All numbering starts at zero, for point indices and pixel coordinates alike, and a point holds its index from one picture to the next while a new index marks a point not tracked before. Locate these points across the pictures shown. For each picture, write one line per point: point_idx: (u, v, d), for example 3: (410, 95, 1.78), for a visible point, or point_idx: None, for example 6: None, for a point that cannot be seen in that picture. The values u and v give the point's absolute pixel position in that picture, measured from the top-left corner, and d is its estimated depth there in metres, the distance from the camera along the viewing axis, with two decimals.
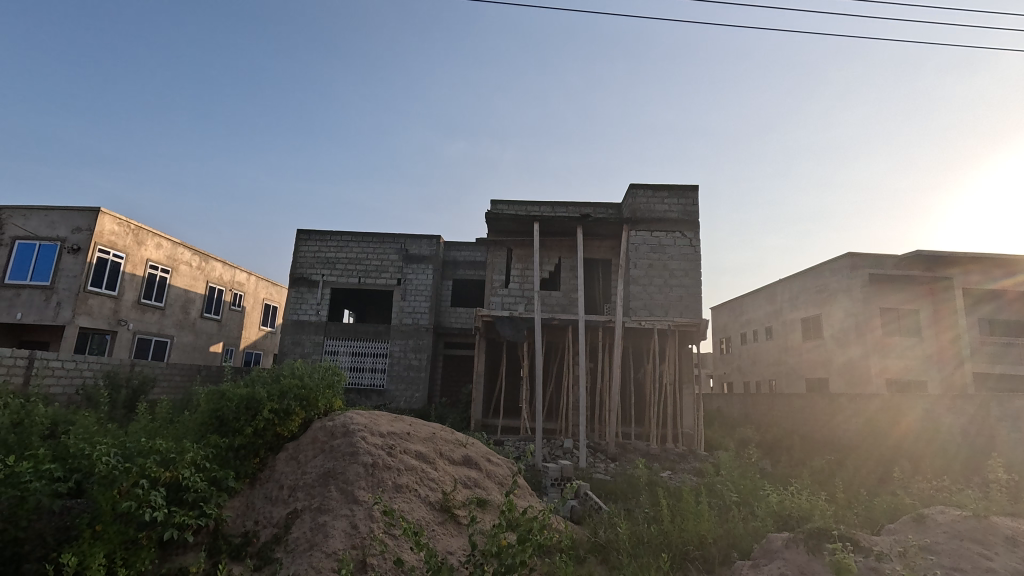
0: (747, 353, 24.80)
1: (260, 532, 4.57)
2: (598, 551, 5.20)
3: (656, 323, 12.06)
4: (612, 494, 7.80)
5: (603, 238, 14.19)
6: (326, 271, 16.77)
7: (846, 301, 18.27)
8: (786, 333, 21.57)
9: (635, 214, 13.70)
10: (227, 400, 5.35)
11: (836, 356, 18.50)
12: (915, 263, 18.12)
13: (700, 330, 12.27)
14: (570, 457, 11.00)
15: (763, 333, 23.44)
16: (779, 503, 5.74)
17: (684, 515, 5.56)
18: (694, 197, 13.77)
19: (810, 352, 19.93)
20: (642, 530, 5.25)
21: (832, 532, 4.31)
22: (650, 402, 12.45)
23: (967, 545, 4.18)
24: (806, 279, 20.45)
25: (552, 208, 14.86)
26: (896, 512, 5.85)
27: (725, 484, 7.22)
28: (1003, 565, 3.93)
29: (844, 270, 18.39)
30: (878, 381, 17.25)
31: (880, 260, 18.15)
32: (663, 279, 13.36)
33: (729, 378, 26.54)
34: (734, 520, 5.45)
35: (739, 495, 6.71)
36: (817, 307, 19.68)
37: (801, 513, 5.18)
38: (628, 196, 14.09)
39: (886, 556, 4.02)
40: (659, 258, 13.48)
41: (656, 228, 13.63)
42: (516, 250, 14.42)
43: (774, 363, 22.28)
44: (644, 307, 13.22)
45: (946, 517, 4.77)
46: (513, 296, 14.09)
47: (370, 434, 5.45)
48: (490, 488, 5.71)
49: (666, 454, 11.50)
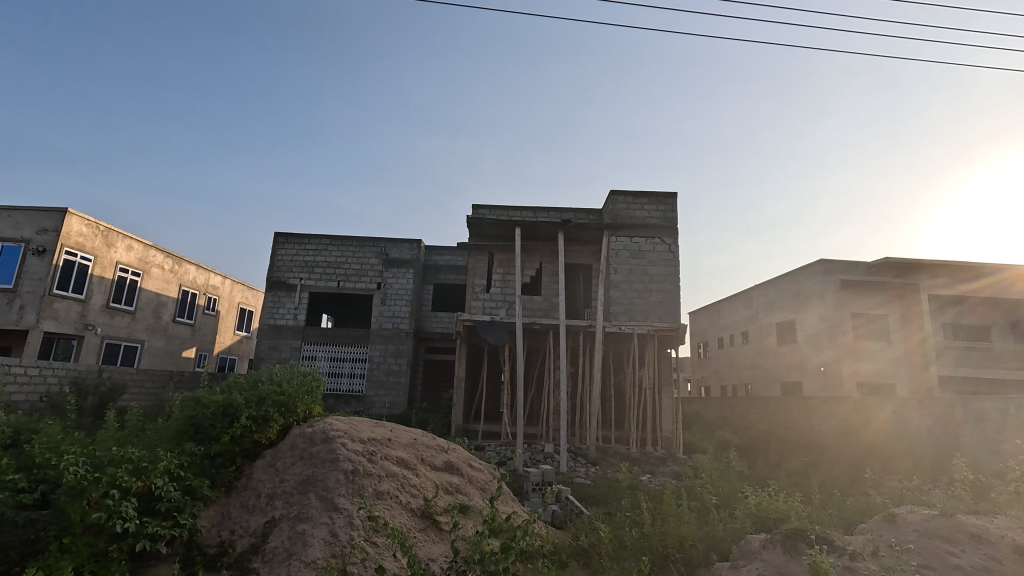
0: (724, 357, 25.23)
1: (236, 542, 4.43)
2: (580, 555, 5.21)
3: (637, 327, 12.22)
4: (593, 498, 7.84)
5: (585, 243, 14.33)
6: (304, 274, 16.52)
7: (819, 306, 18.78)
8: (762, 338, 22.03)
9: (617, 219, 13.85)
10: (203, 407, 5.23)
11: (810, 359, 18.97)
12: (884, 269, 18.69)
13: (678, 334, 12.48)
14: (551, 461, 11.05)
15: (739, 338, 23.91)
16: (757, 504, 5.84)
17: (665, 518, 5.60)
18: (674, 203, 13.97)
19: (786, 356, 20.39)
20: (624, 535, 5.28)
21: (808, 534, 4.37)
22: (630, 407, 12.59)
23: (936, 543, 4.32)
24: (781, 284, 20.94)
25: (534, 213, 14.93)
26: (866, 511, 6.03)
27: (705, 487, 7.33)
28: (970, 561, 4.07)
29: (818, 277, 18.90)
30: (849, 383, 17.75)
31: (852, 267, 18.72)
32: (643, 284, 13.52)
33: (707, 382, 27.01)
34: (714, 523, 5.54)
35: (718, 497, 6.82)
36: (791, 311, 20.16)
37: (779, 514, 5.30)
38: (609, 202, 14.29)
39: (861, 555, 4.13)
40: (639, 262, 13.64)
41: (636, 234, 13.78)
42: (498, 255, 14.43)
43: (750, 366, 22.74)
44: (624, 312, 13.35)
45: (916, 516, 4.90)
46: (495, 301, 14.13)
47: (350, 440, 5.39)
48: (472, 494, 5.67)
49: (646, 457, 11.62)
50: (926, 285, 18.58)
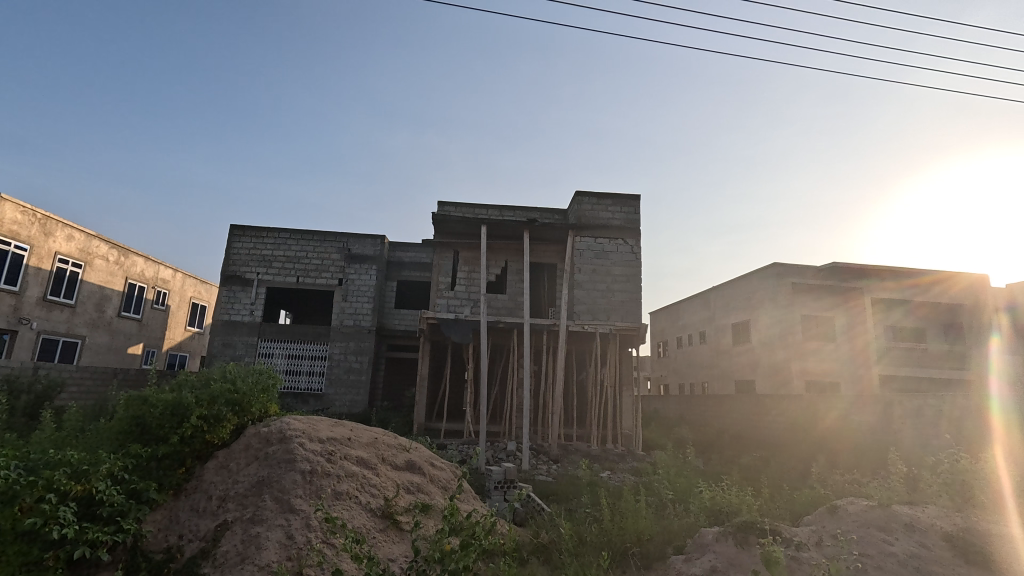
0: (682, 356, 25.98)
1: (185, 546, 4.25)
2: (540, 552, 5.27)
3: (599, 327, 12.43)
4: (554, 495, 7.93)
5: (550, 243, 14.46)
6: (261, 269, 15.97)
7: (772, 307, 19.59)
8: (718, 338, 22.80)
9: (582, 220, 14.03)
10: (150, 407, 4.99)
11: (763, 359, 19.78)
12: (832, 273, 19.66)
13: (639, 334, 12.76)
14: (514, 459, 11.11)
15: (697, 338, 24.66)
16: (711, 498, 6.05)
17: (624, 514, 5.73)
18: (637, 205, 14.26)
19: (740, 355, 21.17)
20: (584, 531, 5.37)
21: (758, 526, 4.56)
22: (591, 405, 12.80)
23: (874, 532, 4.59)
24: (737, 286, 21.72)
25: (500, 211, 14.94)
26: (810, 503, 6.35)
27: (662, 483, 7.53)
28: (902, 548, 4.35)
29: (771, 280, 19.71)
30: (798, 381, 18.60)
31: (802, 270, 19.61)
32: (606, 284, 13.75)
33: (666, 380, 27.75)
34: (670, 517, 5.70)
35: (674, 493, 7.02)
36: (746, 313, 20.96)
37: (731, 508, 5.51)
38: (574, 202, 14.46)
39: (805, 545, 4.35)
40: (603, 263, 13.86)
41: (600, 235, 14.00)
42: (463, 252, 14.36)
43: (707, 365, 23.50)
44: (587, 311, 13.55)
45: (855, 507, 5.19)
46: (459, 299, 14.08)
47: (309, 439, 5.26)
48: (434, 493, 5.63)
49: (606, 454, 11.84)
50: (869, 289, 19.67)
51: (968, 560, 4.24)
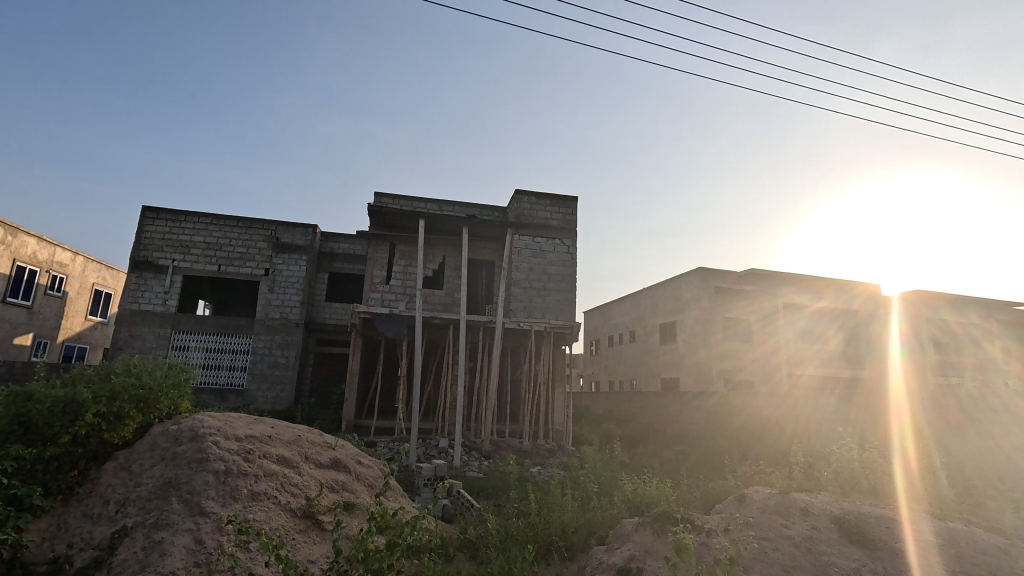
0: (613, 354, 26.95)
1: (75, 556, 3.87)
2: (467, 547, 5.29)
3: (534, 324, 12.62)
4: (483, 491, 7.98)
5: (488, 240, 14.48)
6: (177, 255, 14.83)
7: (696, 309, 20.74)
8: (646, 337, 23.84)
9: (521, 219, 14.17)
10: (36, 404, 4.52)
11: (686, 358, 20.91)
12: (750, 279, 21.11)
13: (572, 332, 13.07)
14: (445, 455, 11.06)
15: (627, 337, 25.65)
16: (633, 490, 6.33)
17: (550, 508, 5.86)
18: (574, 207, 14.59)
19: (666, 354, 22.26)
20: (511, 525, 5.45)
21: (673, 515, 4.83)
22: (524, 401, 12.98)
23: (774, 518, 5.00)
24: (665, 288, 22.80)
25: (439, 206, 14.77)
26: (721, 493, 6.81)
27: (588, 477, 7.79)
28: (797, 531, 4.77)
29: (696, 283, 20.86)
30: (716, 379, 19.84)
31: (724, 276, 20.91)
32: (542, 283, 13.97)
33: (597, 378, 28.66)
34: (594, 509, 5.91)
35: (599, 486, 7.28)
36: (672, 314, 22.06)
37: (650, 499, 5.80)
38: (513, 201, 14.56)
39: (714, 532, 4.65)
40: (539, 262, 14.07)
41: (538, 234, 14.20)
42: (399, 246, 14.08)
43: (636, 363, 24.51)
44: (523, 309, 13.71)
45: (760, 495, 5.62)
46: (394, 293, 13.80)
47: (224, 437, 4.95)
48: (359, 492, 5.48)
49: (537, 450, 12.06)
50: (781, 294, 21.30)
51: (851, 540, 4.73)
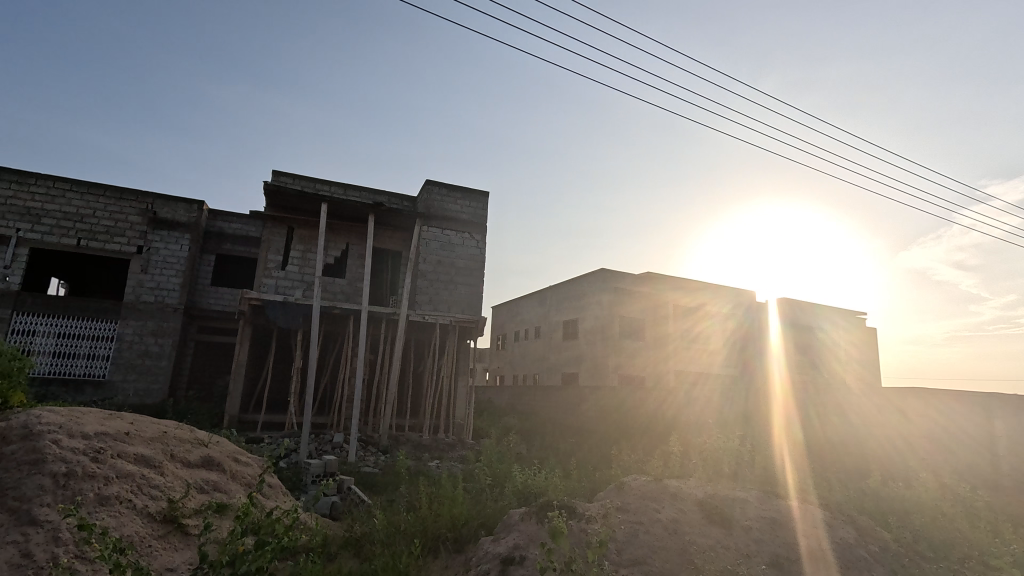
0: (518, 349, 27.55)
1: None
2: (352, 545, 5.12)
3: (439, 318, 12.51)
4: (376, 486, 7.78)
5: (395, 230, 14.09)
6: (24, 225, 12.93)
7: (597, 308, 21.79)
8: (550, 334, 24.65)
9: (430, 210, 13.96)
10: None
11: (586, 354, 21.92)
12: (646, 282, 22.60)
13: (477, 326, 13.12)
14: (339, 451, 10.62)
15: (532, 333, 26.33)
16: (524, 481, 6.52)
17: (442, 501, 5.85)
18: (485, 202, 14.65)
19: (568, 351, 23.18)
20: (400, 520, 5.37)
21: (557, 504, 5.03)
22: (426, 395, 12.82)
23: (648, 502, 5.42)
24: (569, 287, 23.70)
25: (345, 190, 14.10)
26: (606, 481, 7.24)
27: (483, 469, 7.89)
28: (666, 514, 5.22)
29: (598, 283, 21.92)
30: (612, 375, 21.02)
31: (623, 277, 22.20)
32: (449, 277, 13.87)
33: (501, 372, 29.13)
34: (485, 501, 6.01)
35: (493, 478, 7.42)
36: (575, 312, 23.00)
37: (538, 489, 6.01)
38: (424, 191, 14.30)
39: (592, 517, 4.92)
40: (448, 255, 13.95)
41: (447, 226, 14.07)
42: (298, 230, 13.24)
43: (539, 359, 25.26)
44: (428, 302, 13.52)
45: (638, 482, 6.05)
46: (290, 280, 12.97)
47: (67, 436, 4.36)
48: (233, 491, 5.08)
49: (436, 444, 11.98)
50: (672, 297, 23.03)
51: (710, 520, 5.26)
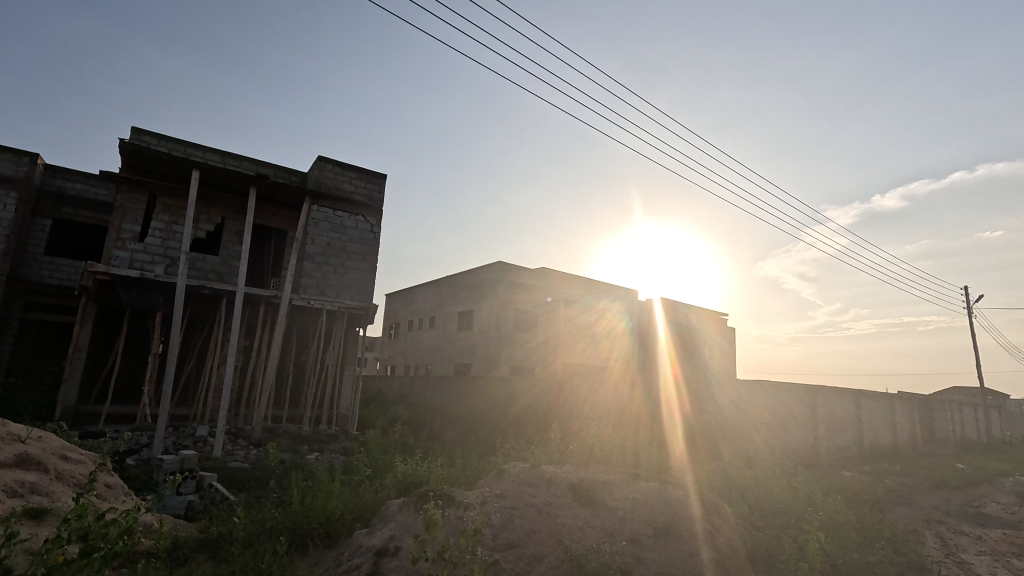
0: (411, 339, 27.05)
1: None
2: (208, 547, 4.67)
3: (326, 303, 11.82)
4: (243, 482, 7.18)
5: (280, 206, 13.04)
6: None
7: (492, 300, 22.08)
8: (444, 324, 24.52)
9: (321, 189, 13.12)
10: None
11: (479, 346, 22.12)
12: (540, 276, 23.36)
13: (368, 314, 12.62)
14: (202, 445, 9.64)
15: (426, 322, 26.01)
16: (405, 472, 6.42)
17: (315, 495, 5.56)
18: (382, 185, 14.12)
19: (461, 341, 23.24)
20: (266, 518, 5.00)
21: (436, 493, 5.02)
22: (308, 384, 12.08)
23: (525, 488, 5.62)
24: (466, 278, 23.73)
25: (222, 158, 12.73)
26: (488, 469, 7.39)
27: (364, 461, 7.64)
28: (542, 498, 5.46)
29: (494, 275, 22.20)
30: (503, 366, 21.46)
31: (519, 271, 22.73)
32: (339, 260, 13.15)
33: (393, 361, 28.44)
34: (363, 493, 5.82)
35: (374, 470, 7.21)
36: (471, 303, 23.10)
37: (419, 479, 5.96)
38: (314, 167, 13.40)
39: (471, 504, 4.99)
40: (338, 237, 13.21)
41: (339, 207, 13.31)
42: (162, 198, 11.72)
43: (432, 349, 25.04)
44: (315, 286, 12.71)
45: (518, 469, 6.24)
46: (150, 254, 11.44)
47: None
48: (57, 494, 4.37)
49: (317, 435, 11.36)
50: (564, 292, 24.03)
51: (581, 502, 5.60)
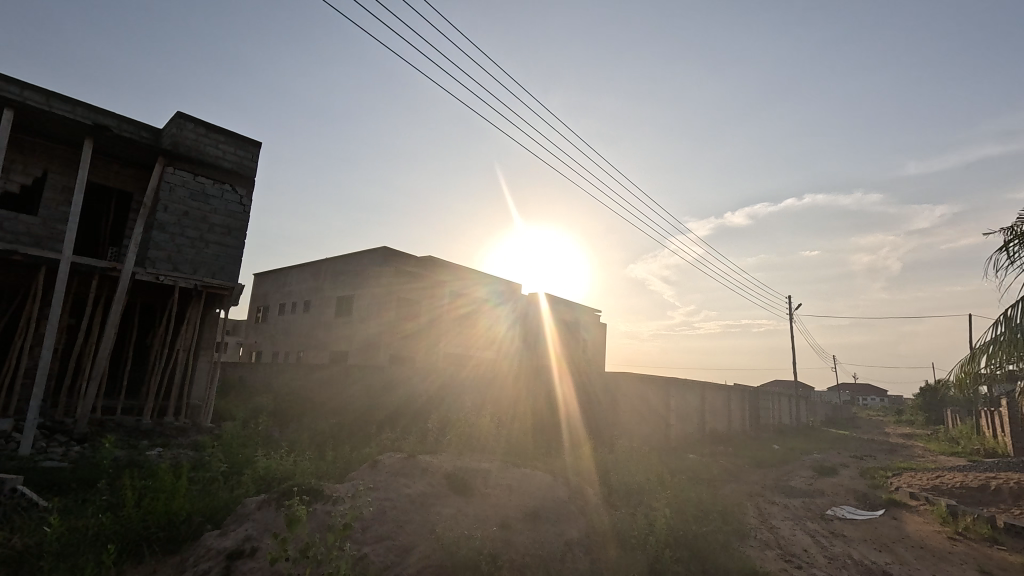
0: (281, 323, 25.05)
1: None
2: (7, 564, 3.89)
3: (180, 280, 10.45)
4: (58, 486, 6.08)
5: (125, 165, 11.21)
6: None
7: (374, 287, 21.23)
8: (321, 309, 23.08)
9: (178, 149, 11.54)
10: None
11: (358, 334, 21.18)
12: (427, 265, 23.01)
13: (231, 294, 11.42)
14: (3, 442, 7.99)
15: (300, 306, 24.26)
16: (267, 467, 5.93)
17: (155, 496, 4.91)
18: (254, 153, 12.82)
19: (338, 328, 22.07)
20: (89, 526, 4.30)
21: (302, 488, 4.72)
22: (152, 370, 10.60)
23: (399, 479, 5.53)
24: (347, 262, 22.53)
25: (46, 100, 10.57)
26: (361, 460, 7.12)
27: (219, 456, 6.92)
28: (415, 489, 5.42)
29: (378, 261, 21.36)
30: (383, 355, 20.80)
31: (405, 259, 22.15)
32: (198, 232, 11.63)
33: (259, 347, 26.12)
34: (216, 492, 5.27)
35: (230, 465, 6.57)
36: (351, 288, 22.00)
37: (283, 474, 5.56)
38: (171, 124, 11.75)
39: (341, 498, 4.77)
40: (198, 206, 11.69)
41: (201, 173, 11.81)
42: None
43: (305, 334, 23.44)
44: (166, 260, 11.13)
45: (392, 460, 6.10)
46: None
47: None
48: None
49: (161, 429, 10.03)
50: (450, 283, 23.88)
51: (455, 491, 5.65)
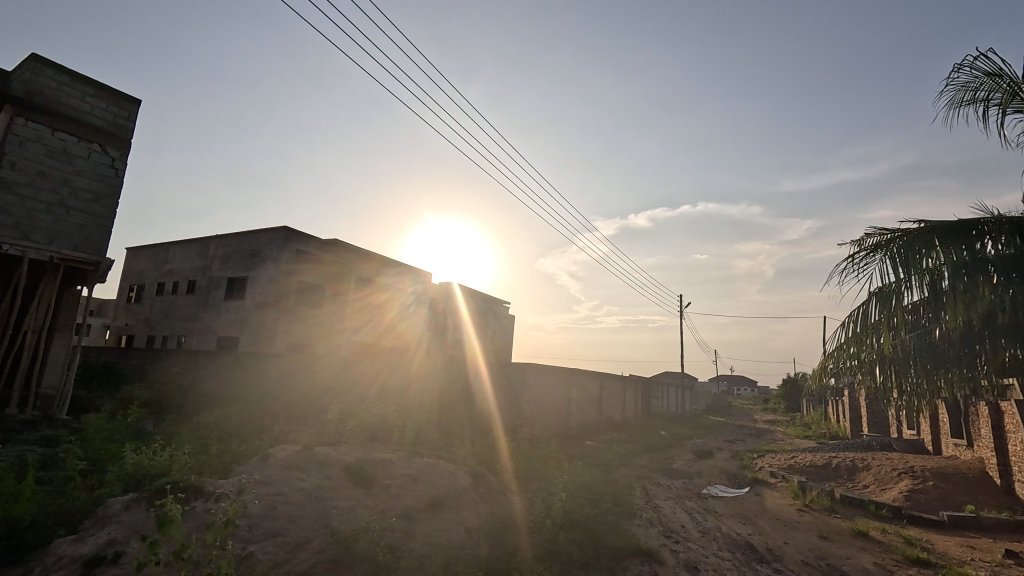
0: (160, 305, 22.51)
1: None
2: None
3: (30, 251, 8.99)
4: None
5: None
6: None
7: (271, 268, 19.75)
8: (208, 290, 21.06)
9: (32, 98, 9.89)
10: None
11: (252, 318, 19.62)
12: (332, 249, 21.87)
13: (98, 270, 10.05)
14: None
15: (183, 287, 21.96)
16: (137, 464, 5.33)
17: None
18: (132, 112, 11.34)
19: (229, 311, 20.30)
20: None
21: (180, 485, 4.32)
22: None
23: (293, 473, 5.25)
24: (242, 241, 20.74)
25: None
26: (250, 455, 6.63)
27: (75, 453, 6.09)
28: (310, 482, 5.19)
29: (277, 241, 19.90)
30: (280, 342, 19.47)
31: (308, 241, 20.86)
32: (56, 196, 10.05)
33: (131, 331, 23.27)
34: (73, 492, 4.65)
35: (90, 463, 5.81)
36: (244, 269, 20.30)
37: (158, 471, 5.04)
38: (22, 67, 10.02)
39: (226, 495, 4.43)
40: (57, 166, 10.11)
41: (62, 128, 10.23)
42: None
43: (189, 318, 21.29)
44: (12, 226, 9.52)
45: (286, 453, 5.76)
46: None
47: None
48: None
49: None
50: (357, 268, 22.92)
51: (354, 483, 5.48)
